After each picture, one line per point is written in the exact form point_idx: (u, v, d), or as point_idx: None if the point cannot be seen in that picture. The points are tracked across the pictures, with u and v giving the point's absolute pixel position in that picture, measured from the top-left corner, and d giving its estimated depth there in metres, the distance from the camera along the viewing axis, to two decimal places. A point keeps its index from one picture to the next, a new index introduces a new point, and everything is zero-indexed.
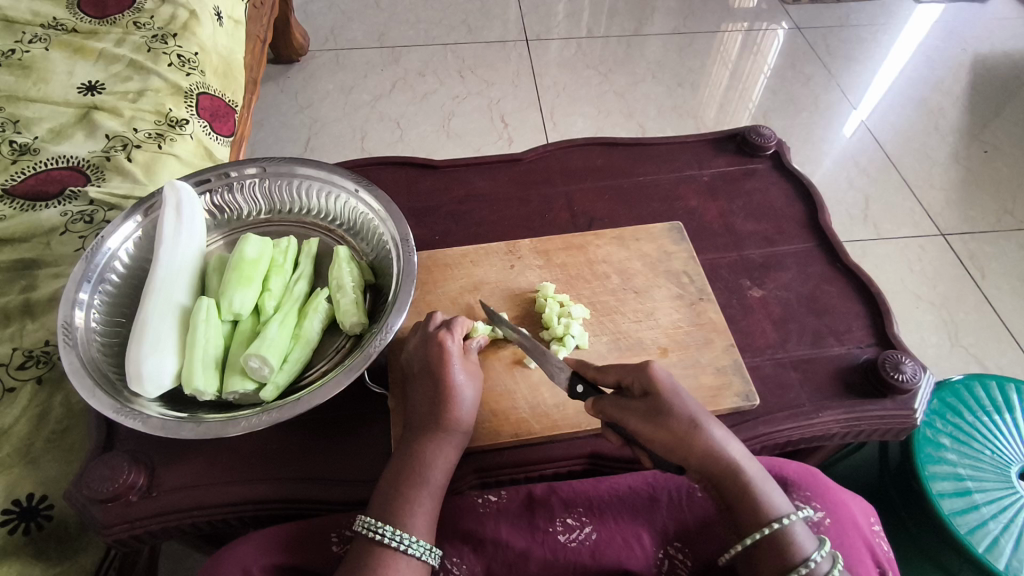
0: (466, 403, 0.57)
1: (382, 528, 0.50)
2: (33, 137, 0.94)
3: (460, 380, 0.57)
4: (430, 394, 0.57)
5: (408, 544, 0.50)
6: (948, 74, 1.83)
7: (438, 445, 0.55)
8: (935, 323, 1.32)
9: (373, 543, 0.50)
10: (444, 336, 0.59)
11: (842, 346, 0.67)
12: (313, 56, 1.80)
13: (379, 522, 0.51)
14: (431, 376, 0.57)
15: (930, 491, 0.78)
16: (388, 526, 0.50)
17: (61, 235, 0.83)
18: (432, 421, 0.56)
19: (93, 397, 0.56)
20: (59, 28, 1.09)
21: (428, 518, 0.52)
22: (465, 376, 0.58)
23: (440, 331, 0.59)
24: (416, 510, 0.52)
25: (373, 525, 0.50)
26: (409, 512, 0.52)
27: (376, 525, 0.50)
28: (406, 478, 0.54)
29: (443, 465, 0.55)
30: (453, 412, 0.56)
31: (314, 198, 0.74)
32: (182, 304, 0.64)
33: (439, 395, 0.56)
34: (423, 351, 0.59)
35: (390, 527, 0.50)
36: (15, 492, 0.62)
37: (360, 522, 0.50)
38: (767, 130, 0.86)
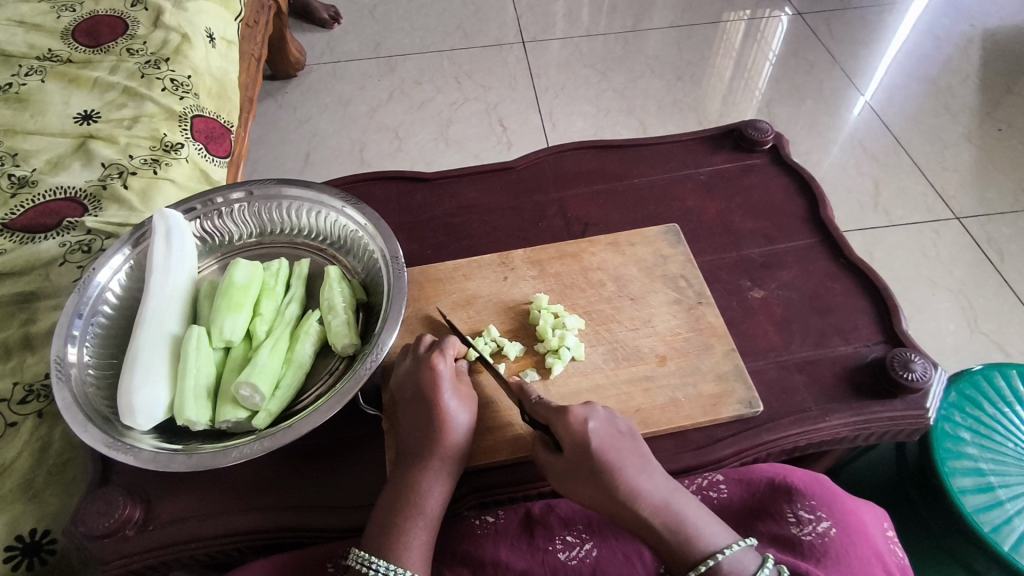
0: (459, 430, 0.56)
1: (374, 563, 0.49)
2: (31, 170, 0.95)
3: (451, 405, 0.57)
4: (423, 422, 0.56)
5: None
6: (956, 52, 1.78)
7: (431, 473, 0.54)
8: (952, 310, 1.28)
9: None
10: (437, 360, 0.58)
11: (848, 346, 0.65)
12: (310, 71, 1.80)
13: (371, 557, 0.50)
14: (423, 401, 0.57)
15: (952, 489, 0.75)
16: (381, 561, 0.49)
17: (60, 266, 0.83)
18: (426, 449, 0.55)
19: (87, 433, 0.56)
20: (55, 59, 1.10)
21: (422, 550, 0.51)
22: (458, 401, 0.57)
23: (433, 355, 0.59)
24: (410, 544, 0.51)
25: (366, 560, 0.50)
26: (402, 540, 0.51)
27: (368, 560, 0.49)
28: (401, 509, 0.53)
29: (439, 494, 0.54)
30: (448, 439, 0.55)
31: (304, 218, 0.74)
32: (173, 333, 0.63)
33: (432, 422, 0.56)
34: (414, 376, 0.59)
35: (384, 562, 0.49)
36: (17, 528, 0.62)
37: (354, 556, 0.50)
38: (763, 124, 0.84)
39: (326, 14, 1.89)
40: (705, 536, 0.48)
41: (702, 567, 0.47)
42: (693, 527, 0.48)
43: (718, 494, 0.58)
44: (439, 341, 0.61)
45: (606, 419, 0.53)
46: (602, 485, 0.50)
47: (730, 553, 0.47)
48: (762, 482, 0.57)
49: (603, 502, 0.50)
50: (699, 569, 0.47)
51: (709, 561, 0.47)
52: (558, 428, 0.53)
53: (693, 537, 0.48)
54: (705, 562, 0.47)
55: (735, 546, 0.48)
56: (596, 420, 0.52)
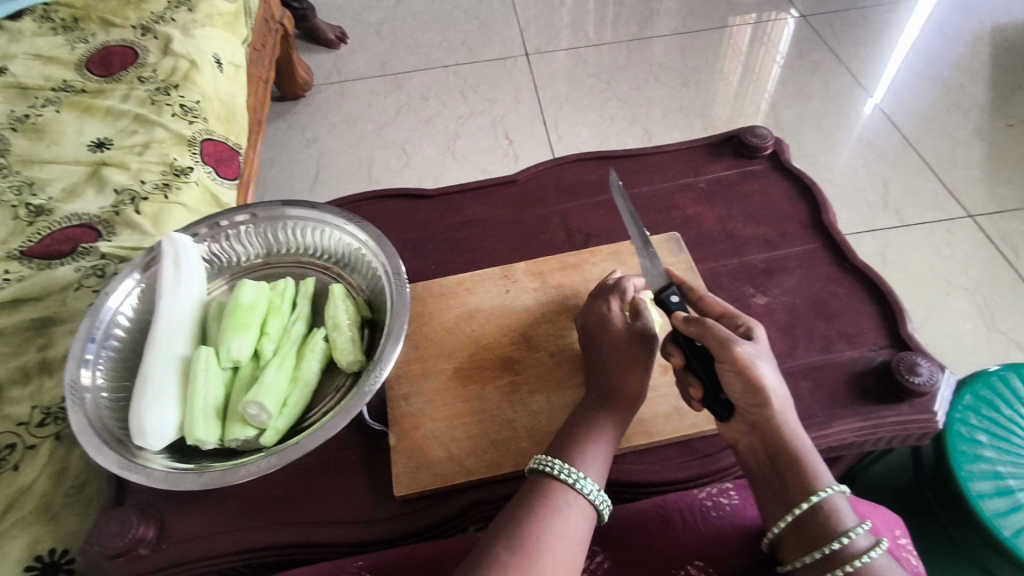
0: (642, 369, 0.59)
1: (552, 464, 0.52)
2: (48, 198, 0.97)
3: (630, 344, 0.60)
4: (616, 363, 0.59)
5: (578, 481, 0.51)
6: (965, 49, 1.76)
7: (611, 406, 0.57)
8: (968, 309, 1.26)
9: (545, 475, 0.52)
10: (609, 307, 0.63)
11: (854, 350, 0.64)
12: (318, 91, 1.83)
13: (550, 458, 0.53)
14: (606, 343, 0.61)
15: (969, 493, 0.74)
16: (558, 461, 0.52)
17: (76, 291, 0.85)
18: (616, 390, 0.58)
19: (99, 455, 0.57)
20: (69, 90, 1.13)
21: (601, 462, 0.54)
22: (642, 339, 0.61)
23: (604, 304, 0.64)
24: (587, 455, 0.53)
25: (545, 460, 0.53)
26: (580, 451, 0.54)
27: (550, 462, 0.52)
28: (582, 428, 0.56)
29: (616, 420, 0.57)
30: (631, 379, 0.59)
31: (307, 237, 0.75)
32: (183, 354, 0.65)
33: (619, 362, 0.59)
34: (602, 323, 0.63)
35: (566, 465, 0.52)
36: (38, 548, 0.64)
37: (535, 459, 0.53)
38: (763, 130, 0.84)
39: (332, 35, 1.93)
40: (819, 468, 0.50)
41: (810, 502, 0.48)
42: (811, 458, 0.50)
43: (728, 500, 0.57)
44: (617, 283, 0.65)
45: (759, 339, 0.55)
46: (757, 388, 0.51)
47: (834, 492, 0.48)
48: None
49: (748, 400, 0.52)
50: (806, 502, 0.48)
51: (817, 494, 0.48)
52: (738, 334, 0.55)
53: (812, 465, 0.50)
54: (816, 494, 0.48)
55: (832, 488, 0.49)
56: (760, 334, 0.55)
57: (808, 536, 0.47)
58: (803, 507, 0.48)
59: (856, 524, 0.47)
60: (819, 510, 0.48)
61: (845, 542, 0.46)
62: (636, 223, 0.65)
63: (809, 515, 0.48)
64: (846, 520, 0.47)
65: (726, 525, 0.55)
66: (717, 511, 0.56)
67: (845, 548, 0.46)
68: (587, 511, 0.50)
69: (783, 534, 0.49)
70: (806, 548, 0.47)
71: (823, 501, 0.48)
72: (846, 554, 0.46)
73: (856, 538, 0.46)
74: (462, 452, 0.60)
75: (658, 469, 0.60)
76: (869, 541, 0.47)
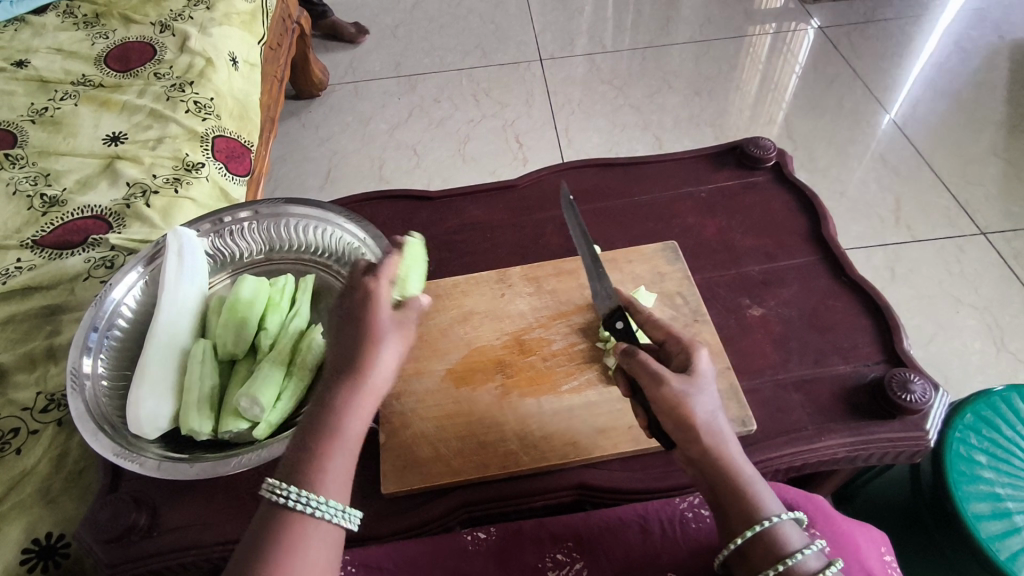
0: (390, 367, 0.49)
1: (288, 490, 0.44)
2: (62, 189, 1.00)
3: (384, 333, 0.49)
4: (348, 349, 0.49)
5: (317, 507, 0.44)
6: (984, 64, 1.74)
7: (356, 405, 0.47)
8: (978, 328, 1.24)
9: (279, 509, 0.43)
10: (371, 281, 0.51)
11: (847, 364, 0.64)
12: (333, 90, 1.85)
13: (285, 484, 0.44)
14: (355, 323, 0.50)
15: (965, 514, 0.73)
16: (293, 487, 0.44)
17: (84, 281, 0.87)
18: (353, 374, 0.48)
19: (97, 442, 0.58)
20: (88, 84, 1.16)
21: (343, 474, 0.46)
22: (393, 326, 0.50)
23: (369, 277, 0.51)
24: (326, 468, 0.45)
25: (276, 489, 0.43)
26: (318, 463, 0.45)
27: (281, 488, 0.43)
28: (317, 430, 0.46)
29: (360, 418, 0.47)
30: (376, 366, 0.48)
31: (309, 235, 0.76)
32: (182, 346, 0.66)
33: (368, 329, 0.49)
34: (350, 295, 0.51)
35: (305, 491, 0.44)
36: (35, 531, 0.66)
37: (264, 485, 0.44)
38: (767, 140, 0.83)
39: (351, 30, 1.96)
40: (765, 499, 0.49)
41: (750, 532, 0.47)
42: (752, 488, 0.49)
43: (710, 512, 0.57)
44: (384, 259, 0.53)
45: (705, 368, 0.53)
46: (688, 425, 0.49)
47: (777, 520, 0.47)
48: None
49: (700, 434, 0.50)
50: (747, 533, 0.47)
51: (760, 524, 0.47)
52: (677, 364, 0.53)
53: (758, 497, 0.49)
54: (760, 524, 0.47)
55: (780, 515, 0.48)
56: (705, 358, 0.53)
57: (753, 563, 0.47)
58: (743, 537, 0.47)
59: (803, 545, 0.47)
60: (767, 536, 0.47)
61: (792, 563, 0.46)
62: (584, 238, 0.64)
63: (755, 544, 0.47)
64: (791, 542, 0.47)
65: (704, 538, 0.55)
66: (697, 523, 0.56)
67: (793, 567, 0.46)
68: (330, 537, 0.45)
69: (730, 560, 0.49)
70: (753, 573, 0.47)
71: (767, 530, 0.47)
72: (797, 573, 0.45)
73: (804, 558, 0.46)
74: (449, 454, 0.60)
75: (641, 480, 0.59)
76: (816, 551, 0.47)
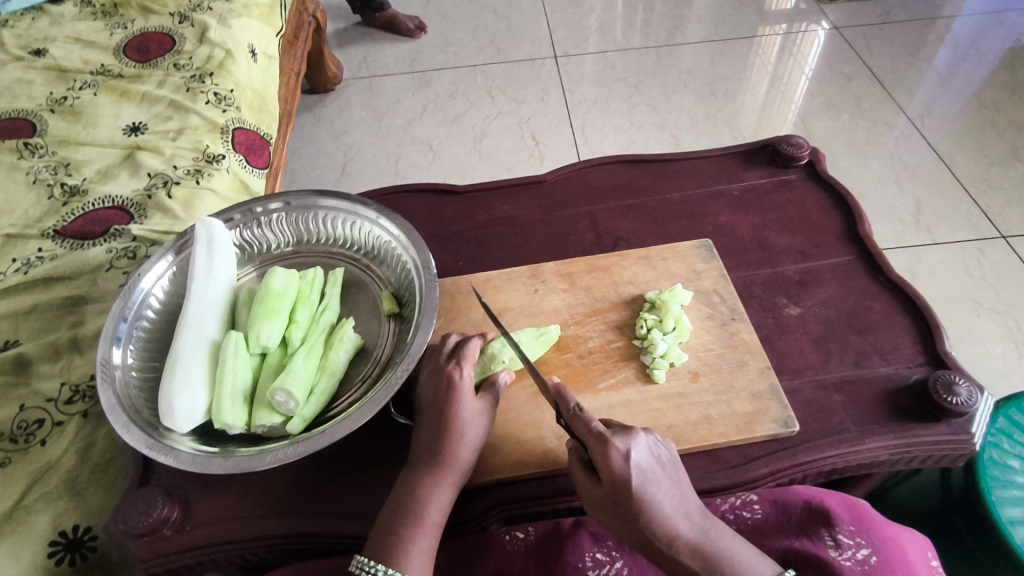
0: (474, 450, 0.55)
1: (373, 567, 0.50)
2: (82, 179, 0.99)
3: (466, 421, 0.55)
4: (431, 437, 0.55)
5: None
6: (1003, 67, 1.73)
7: (435, 492, 0.53)
8: (1000, 332, 1.23)
9: None
10: (454, 370, 0.57)
11: (888, 366, 0.63)
12: (347, 85, 1.84)
13: (372, 561, 0.50)
14: (439, 412, 0.56)
15: (1000, 520, 0.72)
16: (381, 566, 0.50)
17: (107, 271, 0.86)
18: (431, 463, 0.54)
19: (128, 433, 0.57)
20: (107, 74, 1.15)
21: (427, 555, 0.51)
22: (474, 412, 0.56)
23: (452, 366, 0.57)
24: (411, 551, 0.51)
25: (366, 565, 0.50)
26: (403, 546, 0.51)
27: (370, 565, 0.50)
28: (402, 515, 0.52)
29: (440, 504, 0.53)
30: (459, 451, 0.55)
31: (339, 228, 0.76)
32: (212, 338, 0.65)
33: (444, 415, 0.55)
34: (433, 383, 0.57)
35: (384, 567, 0.50)
36: (61, 523, 0.65)
37: (354, 563, 0.50)
38: (800, 138, 0.83)
39: (412, 25, 1.95)
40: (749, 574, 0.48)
41: None
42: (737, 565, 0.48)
43: (752, 513, 0.57)
44: (462, 347, 0.59)
45: (648, 453, 0.51)
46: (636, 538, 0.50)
47: None
48: (799, 504, 0.56)
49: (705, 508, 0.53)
50: None
51: None
52: (598, 460, 0.50)
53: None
54: None
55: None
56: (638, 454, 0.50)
57: None
58: None
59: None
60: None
61: None
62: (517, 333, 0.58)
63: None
64: None
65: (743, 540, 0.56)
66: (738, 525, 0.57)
67: None
68: None
69: None
70: None
71: None
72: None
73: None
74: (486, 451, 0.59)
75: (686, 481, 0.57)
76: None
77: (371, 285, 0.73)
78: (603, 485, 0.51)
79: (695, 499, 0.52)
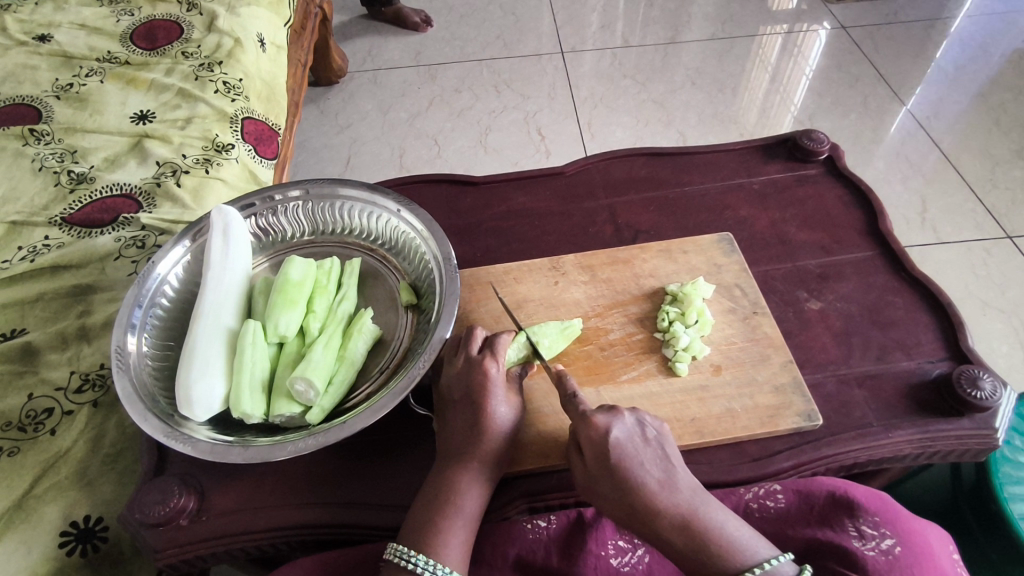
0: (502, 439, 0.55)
1: (413, 556, 0.49)
2: (89, 167, 0.97)
3: (500, 414, 0.56)
4: (466, 427, 0.55)
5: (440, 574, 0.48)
6: (1008, 68, 1.73)
7: (468, 480, 0.53)
8: (1005, 331, 1.24)
9: (402, 571, 0.48)
10: (487, 362, 0.57)
11: (910, 360, 0.63)
12: (352, 78, 1.83)
13: (410, 550, 0.49)
14: (472, 404, 0.56)
15: (1013, 516, 0.72)
16: (420, 555, 0.49)
17: (115, 260, 0.85)
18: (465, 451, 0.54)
19: (146, 422, 0.57)
20: (113, 61, 1.13)
21: (465, 545, 0.51)
22: (506, 405, 0.57)
23: (485, 357, 0.57)
24: (450, 541, 0.50)
25: (404, 553, 0.49)
26: (440, 536, 0.50)
27: (409, 554, 0.49)
28: (439, 506, 0.52)
29: (477, 495, 0.53)
30: (492, 442, 0.55)
31: (356, 218, 0.75)
32: (229, 327, 0.64)
33: (479, 408, 0.55)
34: (466, 374, 0.57)
35: (424, 557, 0.49)
36: (72, 514, 0.64)
37: (392, 551, 0.49)
38: (819, 134, 0.82)
39: (418, 18, 1.93)
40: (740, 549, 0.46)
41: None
42: (726, 537, 0.47)
43: (775, 503, 0.57)
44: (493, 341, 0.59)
45: (633, 427, 0.52)
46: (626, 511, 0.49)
47: (769, 567, 0.45)
48: (822, 495, 0.55)
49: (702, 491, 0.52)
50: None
51: (750, 573, 0.45)
52: (581, 434, 0.52)
53: (723, 554, 0.46)
54: (749, 572, 0.45)
55: (775, 560, 0.46)
56: (619, 429, 0.51)
57: None
58: None
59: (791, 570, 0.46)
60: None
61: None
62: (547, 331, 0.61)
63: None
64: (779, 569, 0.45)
65: (764, 529, 0.56)
66: (762, 513, 0.57)
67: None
68: None
69: None
70: None
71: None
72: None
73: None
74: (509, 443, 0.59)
75: (709, 474, 0.57)
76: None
77: (388, 276, 0.72)
78: (592, 454, 0.51)
79: (686, 475, 0.50)
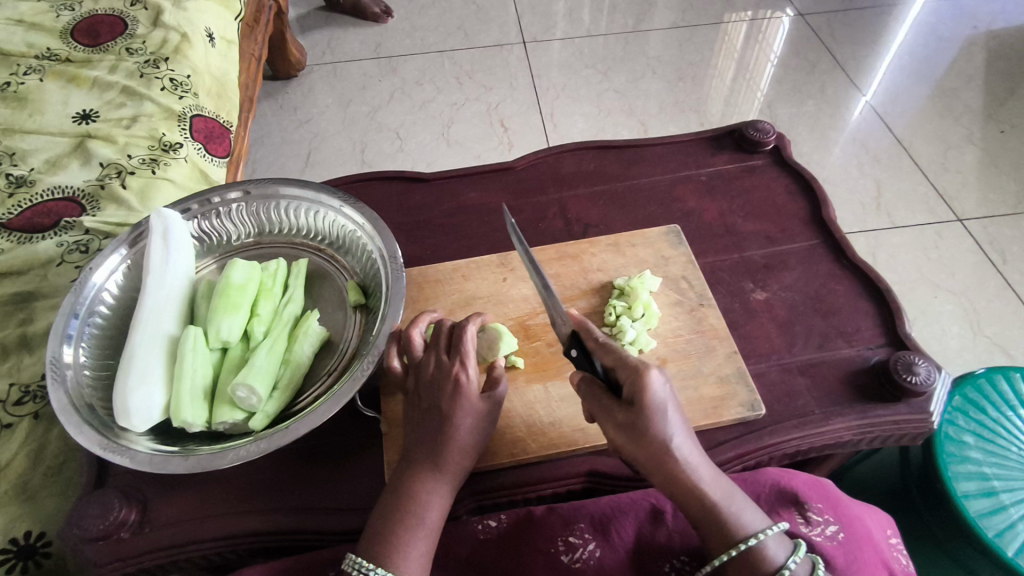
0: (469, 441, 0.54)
1: (371, 569, 0.47)
2: (30, 169, 0.94)
3: (465, 425, 0.54)
4: (430, 434, 0.54)
5: None
6: (959, 54, 1.77)
7: (432, 484, 0.52)
8: (955, 312, 1.27)
9: None
10: (456, 370, 0.55)
11: (851, 348, 0.64)
12: (310, 71, 1.80)
13: (367, 562, 0.48)
14: (440, 415, 0.54)
15: (956, 494, 0.74)
16: (379, 570, 0.47)
17: (58, 266, 0.82)
18: (432, 453, 0.53)
19: (81, 434, 0.55)
20: (53, 58, 1.09)
21: (424, 556, 0.49)
22: (469, 409, 0.54)
23: (456, 366, 0.55)
24: (411, 552, 0.49)
25: (362, 565, 0.47)
26: (399, 544, 0.49)
27: (366, 566, 0.47)
28: (392, 514, 0.51)
29: (440, 506, 0.52)
30: (456, 452, 0.54)
31: (302, 217, 0.74)
32: (170, 333, 0.63)
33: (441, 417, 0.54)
34: (434, 382, 0.55)
35: (382, 568, 0.47)
36: (12, 531, 0.62)
37: (348, 562, 0.48)
38: (766, 124, 0.83)
39: (378, 9, 1.90)
40: (745, 515, 0.47)
41: (730, 554, 0.46)
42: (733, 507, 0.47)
43: None
44: (461, 338, 0.56)
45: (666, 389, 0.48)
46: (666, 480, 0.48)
47: (763, 538, 0.46)
48: (768, 485, 0.55)
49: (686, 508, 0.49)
50: (728, 552, 0.46)
51: (741, 545, 0.46)
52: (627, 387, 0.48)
53: (731, 514, 0.47)
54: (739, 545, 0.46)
55: (768, 530, 0.47)
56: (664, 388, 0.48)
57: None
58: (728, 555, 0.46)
59: (787, 556, 0.46)
60: (753, 556, 0.45)
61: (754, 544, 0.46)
62: (531, 260, 0.57)
63: (740, 561, 0.45)
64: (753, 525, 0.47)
65: None
66: None
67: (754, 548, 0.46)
68: None
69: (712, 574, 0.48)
70: None
71: (750, 551, 0.45)
72: (768, 547, 0.46)
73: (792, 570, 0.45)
74: None
75: None
76: (786, 544, 0.47)
77: (336, 276, 0.71)
78: (631, 411, 0.47)
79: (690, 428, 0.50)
